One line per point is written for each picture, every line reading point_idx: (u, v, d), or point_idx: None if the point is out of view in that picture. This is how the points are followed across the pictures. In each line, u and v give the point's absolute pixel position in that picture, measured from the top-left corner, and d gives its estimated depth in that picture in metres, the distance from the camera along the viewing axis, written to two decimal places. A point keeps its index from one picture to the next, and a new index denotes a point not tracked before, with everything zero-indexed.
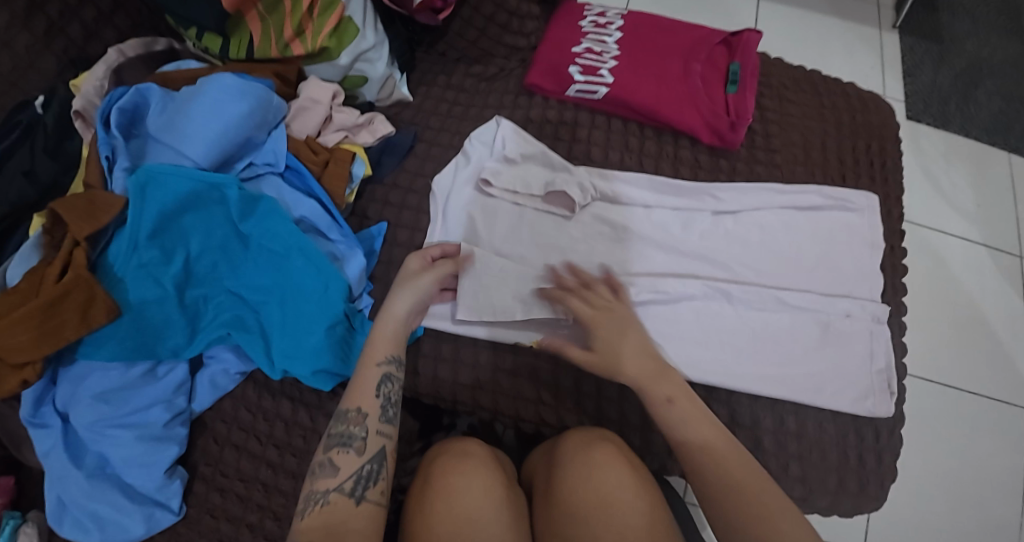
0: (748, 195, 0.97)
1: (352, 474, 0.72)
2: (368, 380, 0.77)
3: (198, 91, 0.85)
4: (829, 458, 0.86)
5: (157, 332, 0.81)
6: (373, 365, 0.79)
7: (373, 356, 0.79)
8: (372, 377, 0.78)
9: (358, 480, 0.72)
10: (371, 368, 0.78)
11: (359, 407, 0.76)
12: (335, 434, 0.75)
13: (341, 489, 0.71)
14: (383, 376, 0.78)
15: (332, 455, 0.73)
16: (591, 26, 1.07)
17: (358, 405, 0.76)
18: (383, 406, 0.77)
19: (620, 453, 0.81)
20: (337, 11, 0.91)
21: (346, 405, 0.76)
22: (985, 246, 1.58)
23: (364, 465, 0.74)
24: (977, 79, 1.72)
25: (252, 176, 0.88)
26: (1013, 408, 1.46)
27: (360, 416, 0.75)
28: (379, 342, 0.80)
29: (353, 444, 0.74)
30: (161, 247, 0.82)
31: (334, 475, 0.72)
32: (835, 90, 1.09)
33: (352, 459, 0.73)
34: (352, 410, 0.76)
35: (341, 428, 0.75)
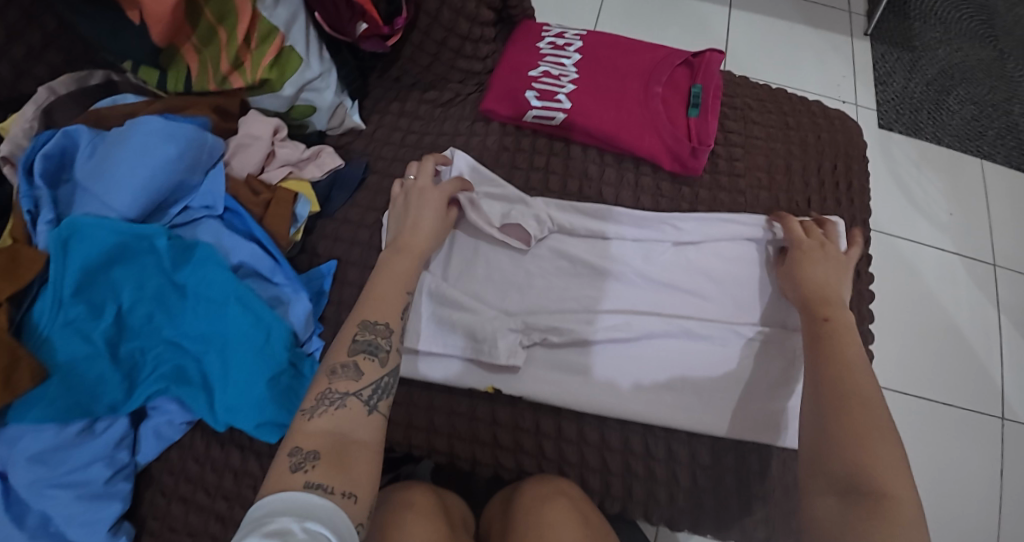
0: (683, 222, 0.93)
1: (372, 382, 0.73)
2: (392, 302, 0.79)
3: (124, 134, 0.80)
4: (793, 497, 0.84)
5: (92, 390, 0.77)
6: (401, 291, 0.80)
7: (396, 287, 0.80)
8: (398, 300, 0.79)
9: (376, 390, 0.73)
10: (398, 291, 0.80)
11: (386, 321, 0.77)
12: (361, 341, 0.75)
13: (358, 394, 0.72)
14: (409, 303, 0.80)
15: (357, 359, 0.73)
16: (549, 48, 1.03)
17: (386, 320, 0.77)
18: (405, 326, 0.79)
19: (577, 516, 0.76)
20: (276, 42, 0.87)
21: (375, 317, 0.76)
22: (959, 255, 1.57)
23: (383, 375, 0.74)
24: (950, 86, 1.70)
25: (187, 221, 0.84)
26: (987, 418, 1.45)
27: (387, 330, 0.76)
28: (398, 277, 0.81)
29: (378, 354, 0.75)
30: (88, 302, 0.77)
31: (355, 379, 0.72)
32: (800, 109, 1.07)
33: (375, 369, 0.74)
34: (379, 322, 0.76)
35: (367, 337, 0.75)
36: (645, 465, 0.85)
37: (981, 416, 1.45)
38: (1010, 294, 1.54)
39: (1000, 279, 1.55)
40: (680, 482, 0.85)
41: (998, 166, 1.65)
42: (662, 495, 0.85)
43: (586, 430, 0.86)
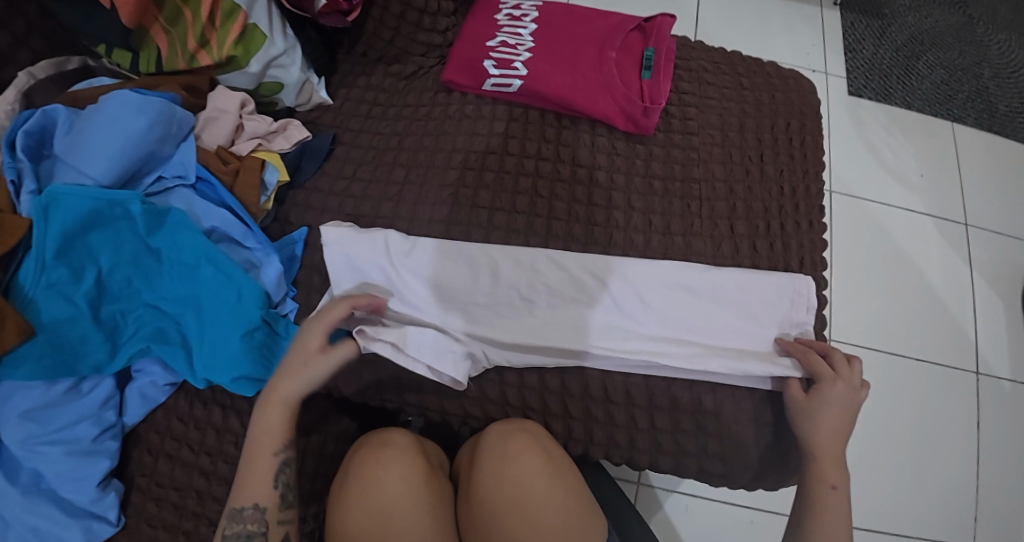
0: (704, 362, 0.88)
1: None
2: (263, 472, 0.80)
3: (97, 109, 0.85)
4: (745, 434, 0.89)
5: (75, 350, 0.83)
6: (268, 456, 0.81)
7: (266, 449, 0.81)
8: (268, 469, 0.81)
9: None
10: (267, 461, 0.80)
11: (256, 503, 0.80)
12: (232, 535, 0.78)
13: None
14: (280, 465, 0.81)
15: None
16: (507, 19, 1.07)
17: (255, 501, 0.80)
18: (282, 494, 0.81)
19: (535, 441, 0.80)
20: (239, 19, 0.92)
21: (241, 505, 0.79)
22: (930, 216, 1.59)
23: None
24: (919, 51, 1.72)
25: (161, 190, 0.89)
26: (960, 372, 1.48)
27: (259, 514, 0.79)
28: (266, 435, 0.81)
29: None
30: (69, 265, 0.82)
31: None
32: (754, 70, 1.10)
33: None
34: (248, 508, 0.79)
35: (239, 528, 0.78)
36: (604, 409, 0.90)
37: (953, 370, 1.48)
38: (982, 252, 1.57)
39: (971, 238, 1.58)
40: (638, 425, 0.89)
41: (969, 128, 1.67)
42: (622, 439, 0.89)
43: (546, 378, 0.90)
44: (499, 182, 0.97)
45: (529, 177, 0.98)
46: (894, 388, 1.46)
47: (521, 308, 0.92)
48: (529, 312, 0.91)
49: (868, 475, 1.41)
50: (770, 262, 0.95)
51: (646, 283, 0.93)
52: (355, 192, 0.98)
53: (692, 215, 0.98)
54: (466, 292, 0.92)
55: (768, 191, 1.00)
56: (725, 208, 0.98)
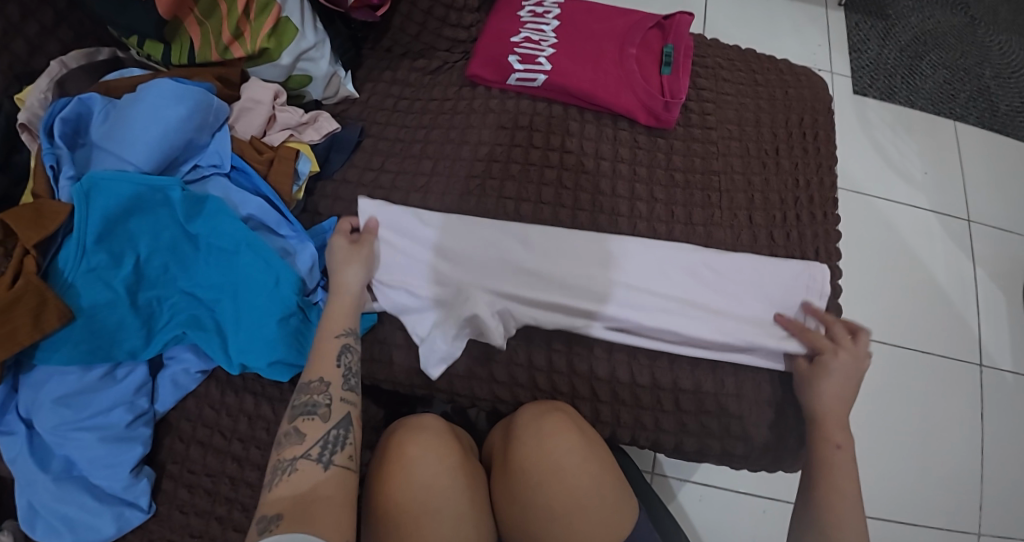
0: (720, 336, 0.92)
1: (319, 440, 0.78)
2: (328, 352, 0.84)
3: (136, 97, 0.88)
4: (764, 416, 0.92)
5: (112, 335, 0.85)
6: (331, 338, 0.85)
7: (330, 330, 0.85)
8: (331, 348, 0.84)
9: (325, 446, 0.77)
10: (330, 340, 0.84)
11: (320, 376, 0.82)
12: (300, 405, 0.81)
13: (308, 455, 0.77)
14: (341, 346, 0.85)
15: (298, 423, 0.79)
16: (529, 16, 1.10)
17: (320, 376, 0.82)
18: (345, 375, 0.84)
19: (570, 421, 0.84)
20: (274, 12, 0.95)
21: (307, 377, 0.82)
22: (934, 212, 1.62)
23: (330, 430, 0.79)
24: (923, 51, 1.74)
25: (198, 178, 0.92)
26: (964, 364, 1.51)
27: (323, 386, 0.82)
28: (334, 317, 0.86)
29: (318, 411, 0.80)
30: (109, 251, 0.84)
31: (300, 442, 0.78)
32: (768, 67, 1.13)
33: (318, 425, 0.79)
34: (314, 381, 0.82)
35: (305, 399, 0.81)
36: (630, 392, 0.92)
37: (957, 362, 1.51)
38: (984, 247, 1.61)
39: (974, 234, 1.61)
40: (663, 406, 0.92)
41: (971, 127, 1.70)
42: (648, 421, 0.92)
43: (574, 363, 0.93)
44: (525, 173, 1.00)
45: (554, 168, 1.00)
46: (901, 380, 1.49)
47: (538, 279, 0.94)
48: (546, 282, 0.94)
49: (879, 465, 1.44)
50: (787, 251, 0.98)
51: (663, 262, 0.96)
52: (384, 183, 1.00)
53: (712, 206, 1.00)
54: (485, 265, 0.94)
55: (785, 183, 1.02)
56: (743, 200, 1.01)
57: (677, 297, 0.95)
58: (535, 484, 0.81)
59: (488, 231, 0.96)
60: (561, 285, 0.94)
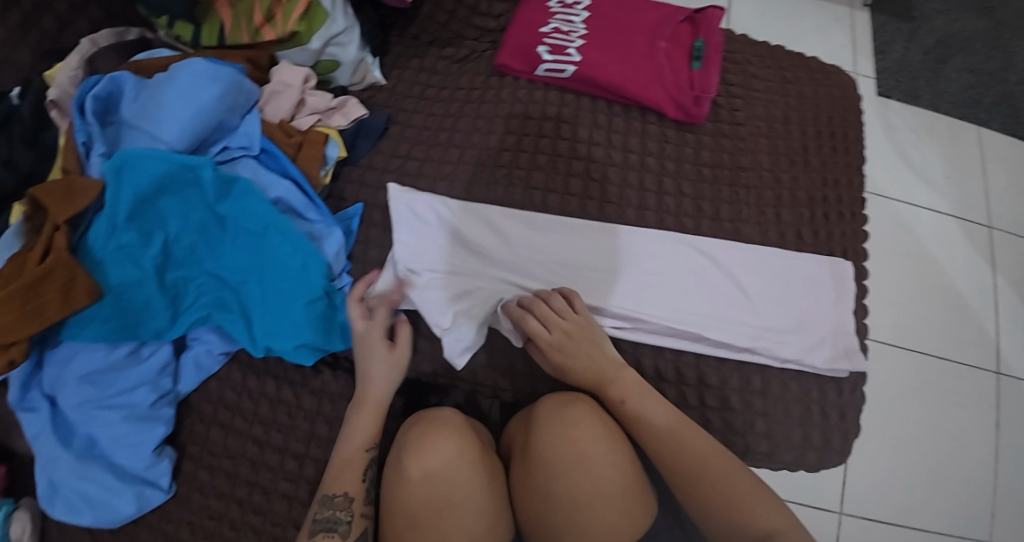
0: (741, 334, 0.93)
1: None
2: (352, 467, 0.84)
3: (169, 76, 0.88)
4: (793, 413, 0.92)
5: (138, 315, 0.85)
6: (359, 451, 0.85)
7: (358, 444, 0.85)
8: (358, 464, 0.84)
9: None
10: (359, 455, 0.84)
11: (343, 492, 0.82)
12: (321, 520, 0.80)
13: None
14: (368, 462, 0.85)
15: (317, 539, 0.79)
16: (559, 6, 1.09)
17: (343, 491, 0.82)
18: (366, 489, 0.84)
19: (594, 411, 0.84)
20: None
21: (331, 492, 0.81)
22: (955, 217, 1.61)
23: None
24: (948, 55, 1.73)
25: (228, 159, 0.92)
26: (980, 371, 1.50)
27: (346, 501, 0.81)
28: (358, 433, 0.86)
29: (339, 528, 0.80)
30: (139, 230, 0.85)
31: None
32: (797, 64, 1.12)
33: None
34: (338, 495, 0.82)
35: (327, 514, 0.80)
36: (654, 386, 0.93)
37: (974, 368, 1.50)
38: (1004, 255, 1.59)
39: (995, 241, 1.60)
40: (688, 402, 0.92)
41: (994, 132, 1.69)
42: None
43: None
44: (553, 164, 0.99)
45: (582, 161, 1.00)
46: (917, 386, 1.48)
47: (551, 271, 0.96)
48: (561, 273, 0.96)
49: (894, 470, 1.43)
50: (814, 250, 0.98)
51: (686, 256, 0.96)
52: (410, 170, 1.00)
53: (740, 202, 1.00)
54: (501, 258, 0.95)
55: (813, 181, 1.02)
56: (771, 197, 1.00)
57: (699, 295, 0.95)
58: (559, 473, 0.80)
59: (510, 219, 0.96)
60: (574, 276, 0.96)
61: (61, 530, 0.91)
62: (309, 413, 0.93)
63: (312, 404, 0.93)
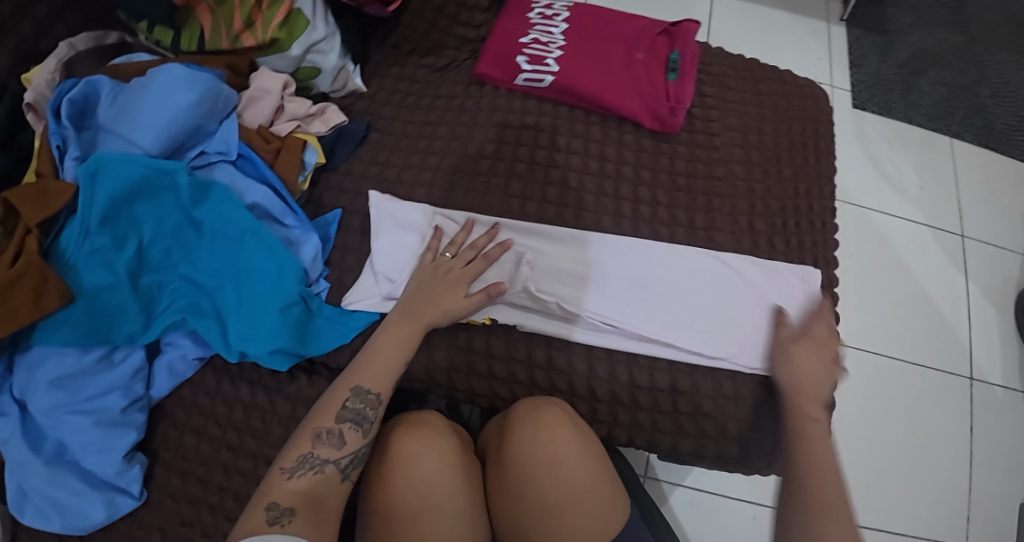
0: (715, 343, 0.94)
1: (351, 453, 0.80)
2: (391, 365, 0.84)
3: (147, 81, 0.89)
4: (764, 419, 0.93)
5: (111, 319, 0.85)
6: (399, 357, 0.85)
7: (397, 350, 0.85)
8: (394, 367, 0.84)
9: (354, 461, 0.80)
10: (397, 363, 0.84)
11: (378, 392, 0.83)
12: (350, 409, 0.81)
13: (336, 463, 0.79)
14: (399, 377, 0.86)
15: (343, 429, 0.80)
16: (539, 17, 1.11)
17: (378, 390, 0.83)
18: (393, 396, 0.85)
19: (565, 413, 0.85)
20: (287, 3, 0.96)
21: (371, 387, 0.82)
22: (929, 227, 1.63)
23: (362, 447, 0.81)
24: (921, 68, 1.76)
25: (205, 164, 0.93)
26: (954, 378, 1.51)
27: (377, 402, 0.82)
28: (399, 341, 0.85)
29: (363, 426, 0.81)
30: (112, 233, 0.85)
31: (336, 448, 0.79)
32: (771, 77, 1.14)
33: (357, 440, 0.81)
34: (373, 392, 0.82)
35: (357, 406, 0.81)
36: (630, 394, 0.93)
37: (947, 375, 1.52)
38: (977, 264, 1.61)
39: (968, 250, 1.62)
40: (662, 407, 0.93)
41: (967, 144, 1.71)
42: (645, 420, 0.93)
43: (574, 361, 0.93)
44: (530, 172, 1.01)
45: (559, 169, 1.01)
46: (890, 391, 1.49)
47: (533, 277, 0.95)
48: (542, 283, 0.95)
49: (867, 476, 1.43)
50: (786, 257, 0.99)
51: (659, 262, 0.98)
52: (388, 176, 1.00)
53: (715, 211, 1.01)
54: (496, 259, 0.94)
55: (786, 191, 1.03)
56: (745, 206, 1.02)
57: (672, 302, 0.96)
58: (532, 476, 0.81)
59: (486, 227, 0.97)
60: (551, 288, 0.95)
61: (30, 534, 0.89)
62: (283, 419, 0.93)
63: (287, 410, 0.93)
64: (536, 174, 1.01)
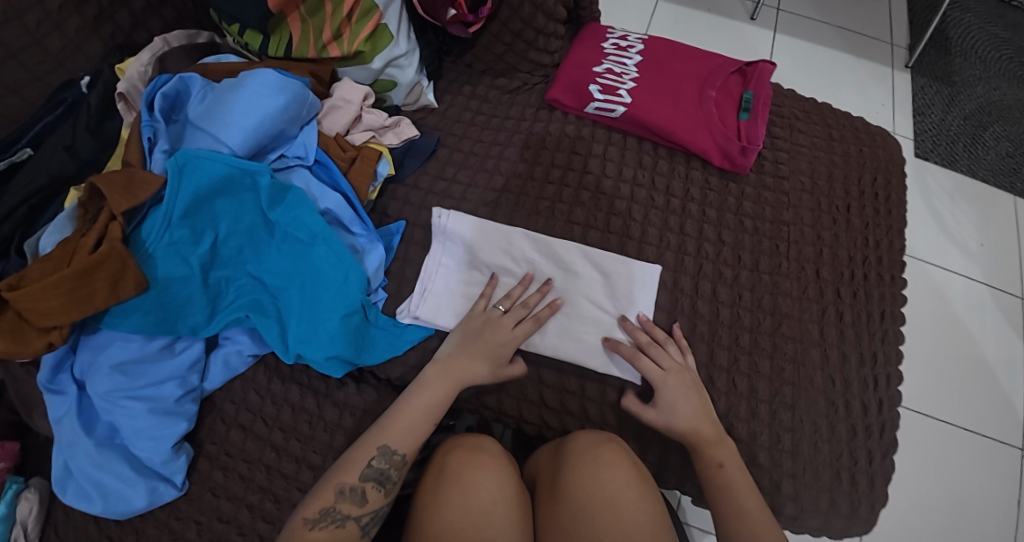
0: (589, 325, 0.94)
1: (373, 510, 0.80)
2: (413, 437, 0.83)
3: (239, 83, 0.93)
4: (820, 475, 0.91)
5: (179, 310, 0.88)
6: (424, 424, 0.84)
7: (423, 414, 0.84)
8: (422, 427, 0.84)
9: (375, 518, 0.80)
10: (426, 423, 0.84)
11: (404, 452, 0.82)
12: (374, 468, 0.81)
13: (358, 519, 0.79)
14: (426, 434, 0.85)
15: (367, 486, 0.80)
16: (613, 48, 1.12)
17: (405, 450, 0.82)
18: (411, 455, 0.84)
19: (625, 453, 0.83)
20: (374, 18, 0.98)
21: (399, 449, 0.82)
22: (989, 286, 1.57)
23: (383, 505, 0.81)
24: (987, 122, 1.72)
25: (283, 167, 0.96)
26: (1007, 447, 1.43)
27: (360, 495, 0.79)
28: (411, 410, 0.84)
29: (386, 484, 0.81)
30: (191, 228, 0.88)
31: (359, 504, 0.79)
32: (844, 123, 1.12)
33: (379, 498, 0.80)
34: (399, 454, 0.82)
35: (383, 466, 0.81)
36: None
37: (1001, 445, 1.43)
38: None
39: None
40: None
41: None
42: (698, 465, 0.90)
43: (627, 398, 0.92)
44: (595, 202, 1.01)
45: (624, 200, 1.01)
46: (939, 455, 1.42)
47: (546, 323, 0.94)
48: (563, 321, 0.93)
49: None
50: (852, 310, 0.98)
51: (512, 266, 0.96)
52: (454, 193, 1.01)
53: (780, 255, 1.00)
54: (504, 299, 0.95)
55: (854, 241, 1.02)
56: (812, 253, 1.01)
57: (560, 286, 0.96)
58: (587, 515, 0.77)
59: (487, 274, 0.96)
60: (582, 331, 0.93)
61: (66, 514, 0.89)
62: (329, 425, 0.92)
63: (334, 417, 0.93)
64: (600, 202, 1.01)
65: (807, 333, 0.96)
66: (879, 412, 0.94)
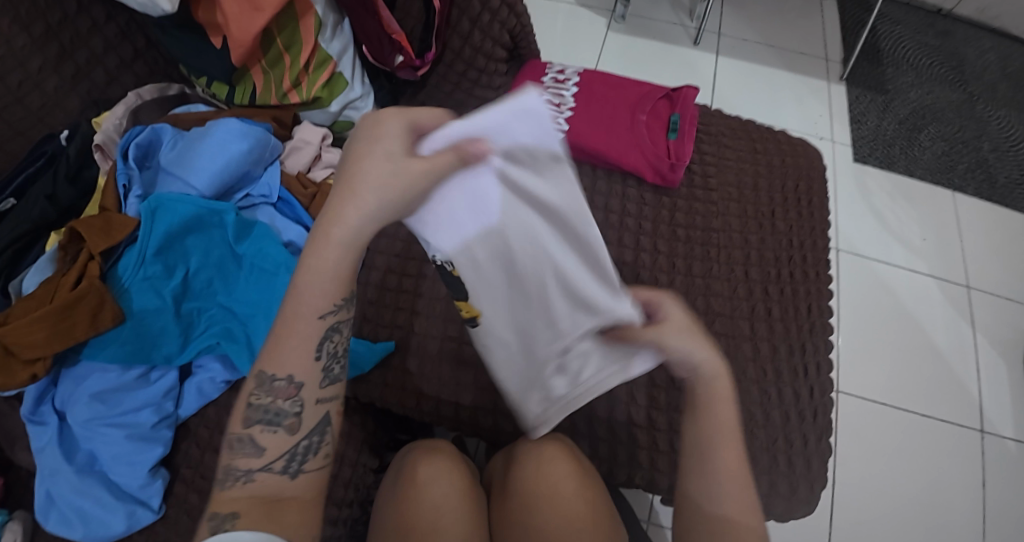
0: None
1: (285, 453, 0.74)
2: (304, 330, 0.73)
3: (206, 131, 1.03)
4: (758, 459, 0.98)
5: (155, 339, 0.96)
6: (318, 317, 0.73)
7: (314, 296, 0.72)
8: (314, 332, 0.73)
9: (292, 458, 0.75)
10: (312, 322, 0.73)
11: (289, 375, 0.73)
12: (257, 408, 0.74)
13: (269, 468, 0.74)
14: (330, 329, 0.74)
15: (255, 433, 0.74)
16: (551, 81, 1.22)
17: (288, 374, 0.73)
18: (326, 366, 0.76)
19: (567, 448, 0.92)
20: (329, 68, 1.09)
21: (274, 375, 0.73)
22: (933, 277, 1.66)
23: (297, 442, 0.75)
24: (921, 124, 1.84)
25: (249, 206, 1.06)
26: (961, 429, 1.50)
27: (294, 389, 0.74)
28: (315, 287, 0.72)
29: (283, 423, 0.74)
30: (164, 263, 0.98)
31: (258, 453, 0.74)
32: (767, 136, 1.22)
33: (284, 439, 0.74)
34: (280, 380, 0.73)
35: (268, 403, 0.74)
36: (629, 430, 0.98)
37: (957, 426, 1.50)
38: (983, 314, 1.62)
39: (974, 301, 1.63)
40: (659, 447, 0.97)
41: (969, 197, 1.76)
42: (643, 459, 0.97)
43: None
44: None
45: None
46: (897, 443, 1.48)
47: None
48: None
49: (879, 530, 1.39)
50: (780, 306, 1.07)
51: None
52: None
53: (711, 260, 1.09)
54: None
55: (780, 243, 1.11)
56: (741, 256, 1.10)
57: None
58: (532, 505, 0.85)
59: None
60: (519, 151, 0.68)
61: None
62: None
63: None
64: None
65: (737, 329, 1.05)
66: (811, 398, 1.03)
